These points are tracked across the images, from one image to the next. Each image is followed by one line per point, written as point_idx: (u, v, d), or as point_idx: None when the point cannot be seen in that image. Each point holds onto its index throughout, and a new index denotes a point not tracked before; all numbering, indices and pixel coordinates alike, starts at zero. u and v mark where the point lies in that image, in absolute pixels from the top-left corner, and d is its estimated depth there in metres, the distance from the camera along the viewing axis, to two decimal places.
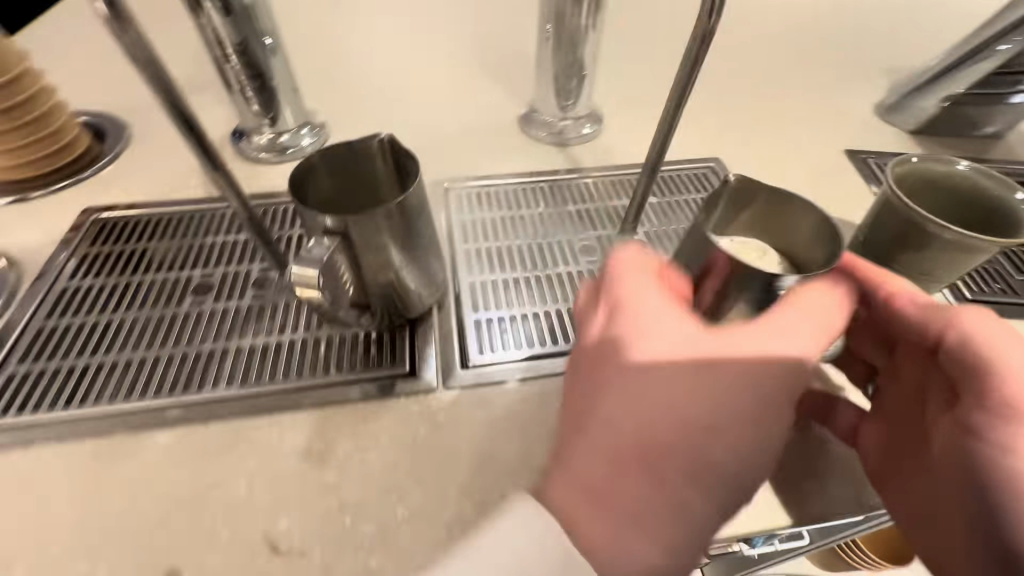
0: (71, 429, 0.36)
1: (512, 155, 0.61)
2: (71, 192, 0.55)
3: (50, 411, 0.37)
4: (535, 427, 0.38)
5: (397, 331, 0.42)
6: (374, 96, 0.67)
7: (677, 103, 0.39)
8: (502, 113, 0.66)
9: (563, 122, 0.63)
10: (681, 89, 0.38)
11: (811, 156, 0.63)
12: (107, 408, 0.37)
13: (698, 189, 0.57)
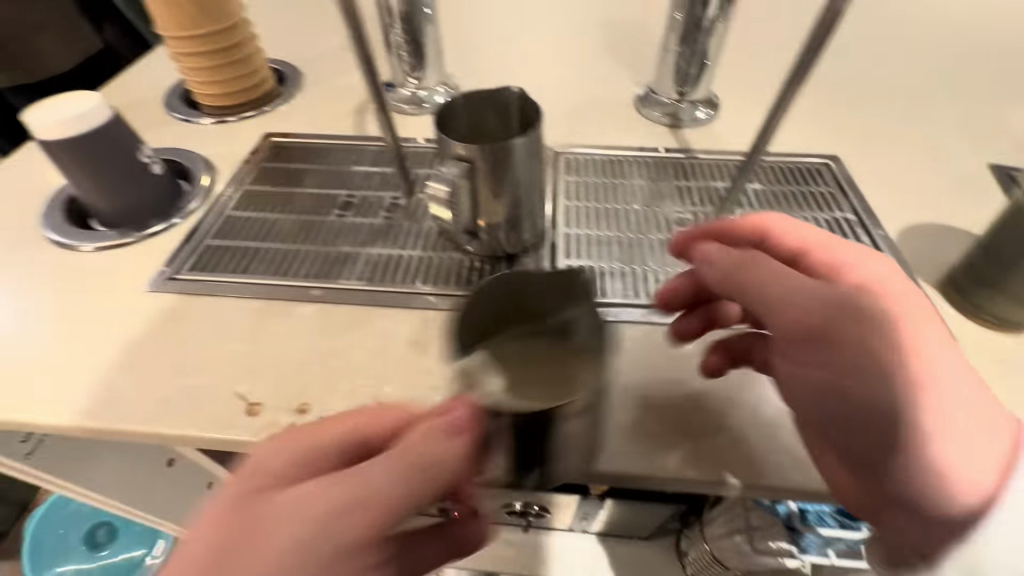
0: (242, 290, 0.47)
1: (622, 130, 0.64)
2: (255, 119, 0.68)
3: (229, 275, 0.48)
4: None
5: (497, 262, 0.48)
6: (503, 66, 0.74)
7: (794, 77, 0.40)
8: (618, 92, 0.70)
9: (678, 104, 0.65)
10: (801, 63, 0.39)
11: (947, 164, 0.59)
12: (270, 280, 0.48)
13: (807, 182, 0.56)
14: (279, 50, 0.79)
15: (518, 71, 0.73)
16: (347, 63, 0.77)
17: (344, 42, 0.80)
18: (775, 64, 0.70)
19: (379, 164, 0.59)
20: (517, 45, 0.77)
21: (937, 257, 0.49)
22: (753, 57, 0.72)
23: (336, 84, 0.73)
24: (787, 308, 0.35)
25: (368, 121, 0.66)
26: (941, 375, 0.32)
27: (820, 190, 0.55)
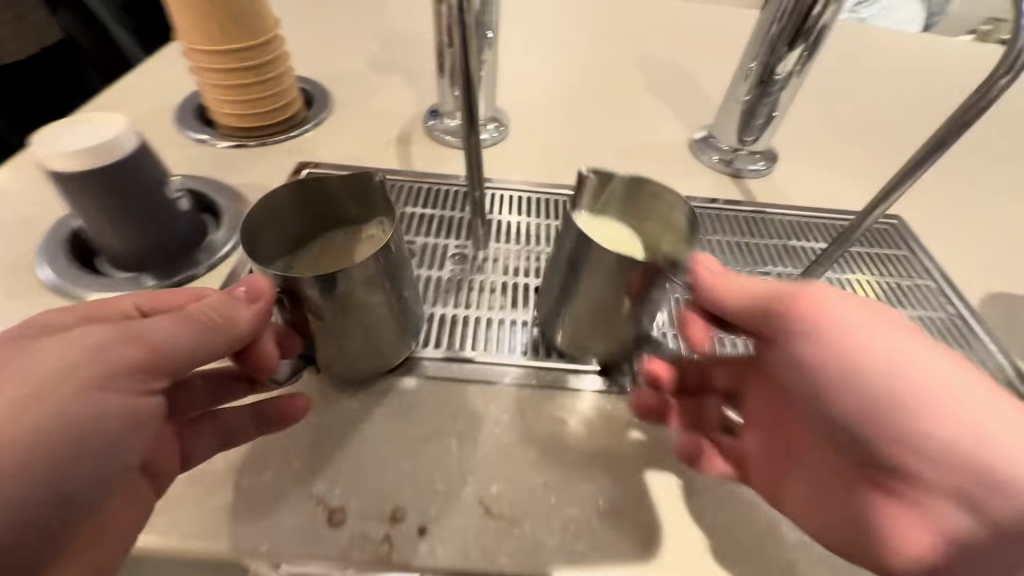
0: None
1: (684, 177, 0.62)
2: (286, 145, 0.61)
3: None
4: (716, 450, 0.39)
5: None
6: (553, 101, 0.70)
7: (932, 152, 0.38)
8: (675, 135, 0.68)
9: (737, 153, 0.64)
10: (942, 142, 0.38)
11: (1002, 229, 0.59)
12: None
13: (882, 244, 0.55)
14: (303, 66, 0.72)
15: (567, 107, 0.69)
16: (383, 85, 0.71)
17: (378, 61, 0.74)
18: (824, 116, 0.70)
19: (437, 204, 0.53)
20: (565, 78, 0.74)
21: (1017, 332, 0.49)
22: (804, 107, 0.71)
23: (373, 108, 0.67)
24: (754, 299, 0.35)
25: (415, 154, 0.61)
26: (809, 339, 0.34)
27: (897, 253, 0.54)
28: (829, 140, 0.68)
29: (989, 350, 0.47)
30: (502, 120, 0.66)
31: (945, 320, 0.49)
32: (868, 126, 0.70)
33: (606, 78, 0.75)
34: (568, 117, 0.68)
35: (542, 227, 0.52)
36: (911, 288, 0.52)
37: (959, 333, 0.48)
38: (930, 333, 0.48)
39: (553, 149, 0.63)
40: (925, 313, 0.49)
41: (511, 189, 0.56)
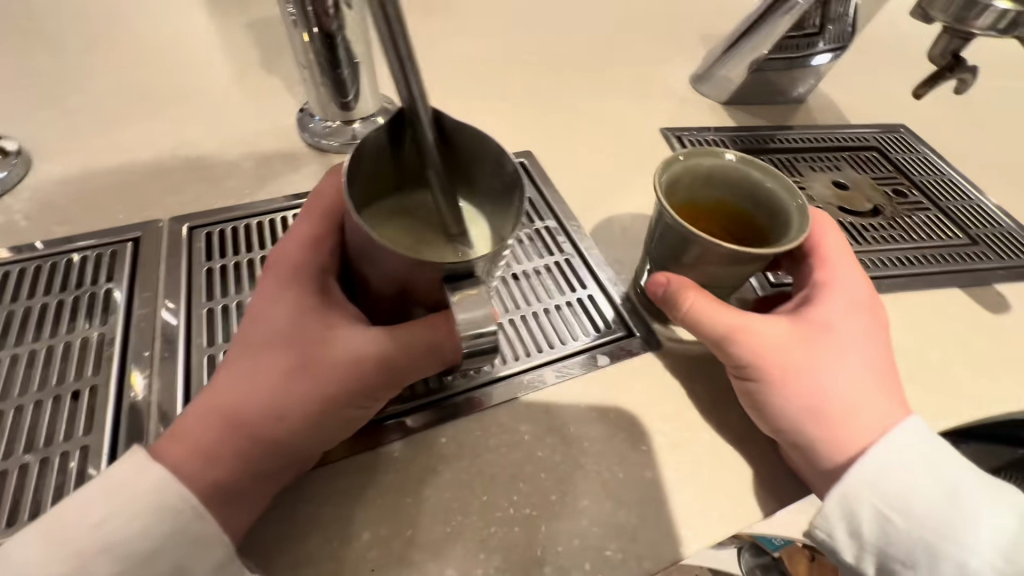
0: None
1: (284, 174, 0.50)
2: None
3: None
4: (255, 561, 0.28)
5: (97, 447, 0.33)
6: (103, 115, 0.53)
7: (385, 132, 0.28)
8: (274, 120, 0.55)
9: (352, 127, 0.54)
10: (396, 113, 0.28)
11: (624, 137, 0.58)
12: None
13: (530, 186, 0.50)
14: None
15: (124, 119, 0.53)
16: None
17: None
18: (449, 56, 0.63)
19: None
20: (124, 80, 0.57)
21: (635, 248, 0.47)
22: (428, 50, 0.63)
23: None
24: (188, 425, 0.26)
25: None
26: (284, 273, 0.28)
27: (555, 194, 0.49)
28: (454, 82, 0.60)
29: (603, 284, 0.42)
30: (9, 153, 0.48)
31: (560, 264, 0.43)
32: (493, 58, 0.64)
33: (188, 66, 0.60)
34: (122, 131, 0.52)
35: (49, 305, 0.39)
36: (558, 226, 0.47)
37: (572, 274, 0.43)
38: (544, 284, 0.41)
39: (94, 184, 0.47)
40: (537, 263, 0.43)
41: (68, 253, 0.42)
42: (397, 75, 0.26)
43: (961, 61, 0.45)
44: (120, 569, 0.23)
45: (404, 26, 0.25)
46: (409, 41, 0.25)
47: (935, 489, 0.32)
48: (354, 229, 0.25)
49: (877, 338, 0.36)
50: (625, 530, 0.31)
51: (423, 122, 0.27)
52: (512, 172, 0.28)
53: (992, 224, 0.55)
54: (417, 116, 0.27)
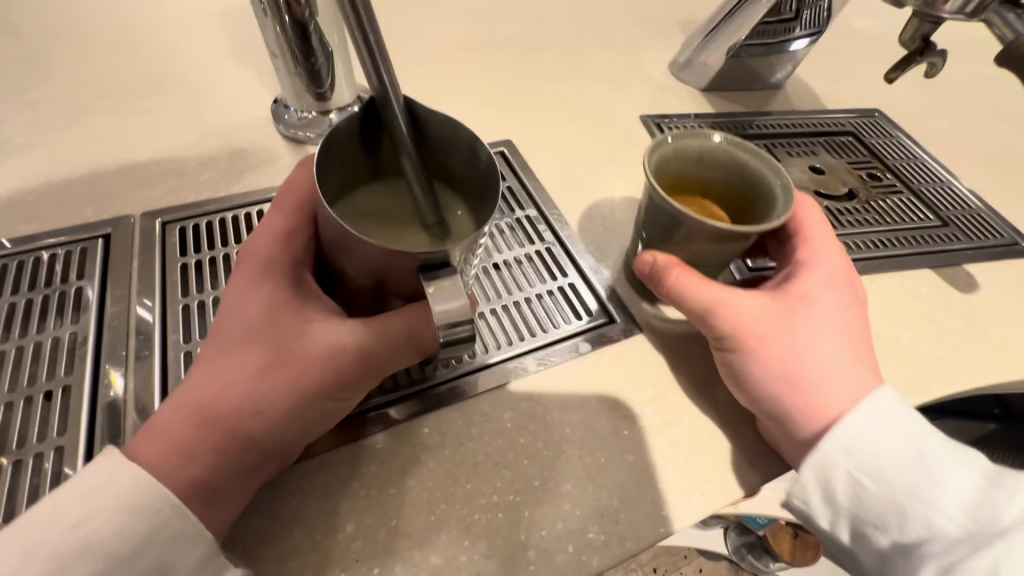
0: None
1: (259, 166, 0.49)
2: None
3: None
4: (238, 556, 0.28)
5: (72, 447, 0.32)
6: (67, 109, 0.51)
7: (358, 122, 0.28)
8: (248, 111, 0.54)
9: (328, 117, 0.53)
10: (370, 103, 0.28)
11: (604, 124, 0.58)
12: None
13: (510, 174, 0.50)
14: None
15: (91, 112, 0.51)
16: None
17: None
18: (427, 44, 0.62)
19: None
20: (89, 72, 0.55)
21: (616, 235, 0.47)
22: (405, 38, 0.63)
23: None
24: (163, 422, 0.25)
25: None
26: (259, 267, 0.28)
27: (535, 183, 0.49)
28: (432, 71, 0.60)
29: (583, 271, 0.43)
30: None
31: (541, 252, 0.43)
32: (472, 46, 0.63)
33: (155, 57, 0.58)
34: (89, 125, 0.50)
35: (17, 304, 0.38)
36: (537, 215, 0.47)
37: (554, 262, 0.43)
38: (525, 273, 0.41)
39: (60, 180, 0.46)
40: (518, 252, 0.43)
41: (32, 252, 0.41)
42: (367, 65, 0.25)
43: (931, 45, 0.46)
44: (102, 571, 0.23)
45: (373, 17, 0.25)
46: (380, 33, 0.25)
47: (906, 453, 0.33)
48: (327, 221, 0.25)
49: (853, 315, 0.37)
50: (607, 513, 0.32)
51: (396, 113, 0.27)
52: (489, 159, 0.28)
53: (962, 206, 0.56)
54: (390, 107, 0.27)
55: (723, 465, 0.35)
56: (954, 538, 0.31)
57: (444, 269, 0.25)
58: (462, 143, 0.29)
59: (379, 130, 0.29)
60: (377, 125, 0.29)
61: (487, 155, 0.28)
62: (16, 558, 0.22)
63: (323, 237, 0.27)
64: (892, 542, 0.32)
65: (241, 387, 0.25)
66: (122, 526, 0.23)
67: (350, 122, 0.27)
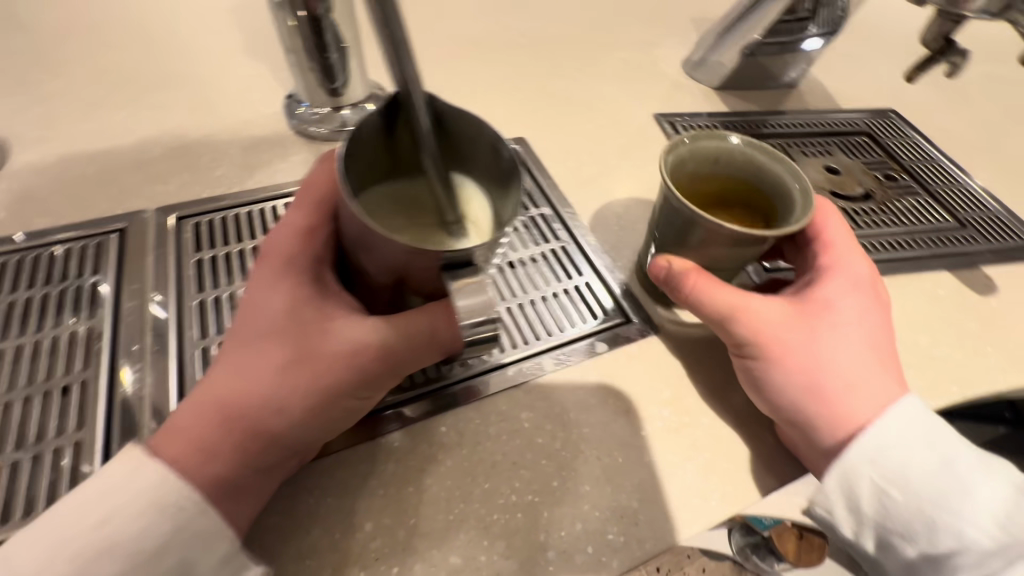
0: None
1: (271, 162, 0.49)
2: None
3: None
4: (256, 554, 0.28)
5: (89, 443, 0.32)
6: (80, 103, 0.51)
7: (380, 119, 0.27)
8: (259, 107, 0.54)
9: (340, 113, 0.53)
10: (391, 99, 0.27)
11: (617, 122, 0.58)
12: None
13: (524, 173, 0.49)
14: None
15: (103, 107, 0.51)
16: None
17: None
18: (439, 41, 0.62)
19: None
20: (101, 66, 0.55)
21: (629, 234, 0.47)
22: (416, 34, 0.62)
23: None
24: (185, 418, 0.25)
25: None
26: (278, 264, 0.28)
27: (549, 182, 0.49)
28: (444, 68, 0.59)
29: (599, 270, 0.42)
30: None
31: (556, 251, 0.43)
32: (484, 43, 0.63)
33: (167, 51, 0.58)
34: (101, 119, 0.50)
35: (34, 299, 0.38)
36: (552, 214, 0.46)
37: (569, 261, 0.43)
38: (540, 272, 0.41)
39: (73, 175, 0.46)
40: (533, 251, 0.42)
41: (46, 246, 0.41)
42: (390, 60, 0.25)
43: (952, 44, 0.45)
44: (127, 567, 0.23)
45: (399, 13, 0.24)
46: (404, 27, 0.25)
47: (933, 464, 0.32)
48: (350, 219, 0.25)
49: (877, 319, 0.37)
50: (626, 514, 0.31)
51: (419, 109, 0.26)
52: (512, 156, 0.28)
53: (979, 208, 0.55)
54: (413, 104, 0.26)
55: (741, 466, 0.35)
56: (984, 549, 0.31)
57: (467, 268, 0.25)
58: (484, 140, 0.29)
59: (399, 127, 0.28)
60: (398, 122, 0.28)
61: (510, 153, 0.28)
62: (44, 551, 0.22)
63: (345, 234, 0.27)
64: (919, 553, 0.32)
65: (263, 385, 0.25)
66: (146, 523, 0.23)
67: (370, 120, 0.27)
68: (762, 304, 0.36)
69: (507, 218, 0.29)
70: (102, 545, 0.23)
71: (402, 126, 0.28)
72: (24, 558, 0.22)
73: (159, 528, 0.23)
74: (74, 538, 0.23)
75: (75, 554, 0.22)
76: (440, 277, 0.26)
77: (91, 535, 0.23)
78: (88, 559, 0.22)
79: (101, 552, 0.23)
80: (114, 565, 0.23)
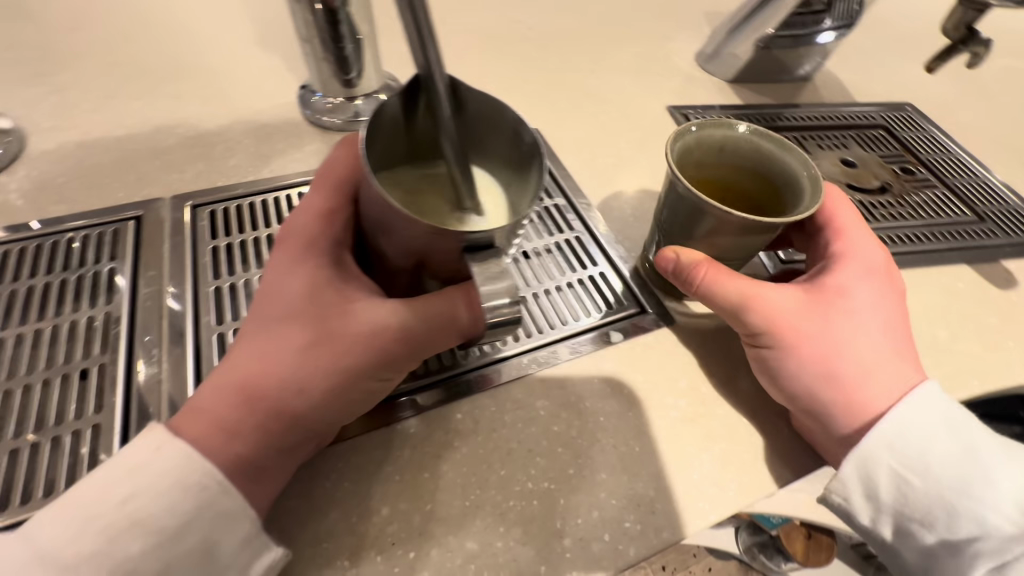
0: None
1: (285, 152, 0.49)
2: None
3: None
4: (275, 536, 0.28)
5: (108, 426, 0.32)
6: (96, 93, 0.52)
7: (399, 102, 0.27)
8: (273, 97, 0.54)
9: (354, 103, 0.53)
10: (413, 80, 0.27)
11: (631, 115, 0.58)
12: None
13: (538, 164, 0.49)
14: None
15: (119, 97, 0.52)
16: None
17: None
18: (451, 32, 0.62)
19: None
20: (117, 57, 0.55)
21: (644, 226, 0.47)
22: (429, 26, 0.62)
23: None
24: (206, 398, 0.25)
25: None
26: (297, 247, 0.28)
27: (563, 173, 0.49)
28: (456, 60, 0.59)
29: (613, 261, 0.42)
30: None
31: (570, 241, 0.43)
32: (496, 35, 0.63)
33: (181, 42, 0.58)
34: (116, 108, 0.51)
35: (51, 285, 0.38)
36: (566, 205, 0.46)
37: (583, 251, 0.42)
38: (555, 262, 0.41)
39: (89, 163, 0.46)
40: (547, 241, 0.42)
41: (64, 233, 0.41)
42: (412, 41, 0.25)
43: (974, 34, 0.44)
44: (149, 546, 0.23)
45: None
46: (428, 11, 0.25)
47: (953, 451, 0.32)
48: (371, 201, 0.25)
49: (896, 310, 0.36)
50: (643, 503, 0.31)
51: (439, 91, 0.26)
52: (532, 138, 0.27)
53: (997, 201, 0.55)
54: (433, 87, 0.26)
55: (758, 457, 0.34)
56: (1005, 535, 0.31)
57: (487, 251, 0.25)
58: (503, 124, 0.28)
59: (418, 110, 0.28)
60: (417, 105, 0.28)
61: (530, 136, 0.27)
62: (68, 529, 0.22)
63: (365, 219, 0.27)
64: (938, 540, 0.31)
65: (284, 365, 0.25)
66: (167, 503, 0.23)
67: (388, 102, 0.27)
68: (775, 293, 0.35)
69: (525, 203, 0.29)
70: (125, 523, 0.23)
71: (422, 109, 0.28)
72: (48, 535, 0.22)
73: (181, 507, 0.23)
74: (97, 517, 0.23)
75: (98, 531, 0.22)
76: (460, 260, 0.26)
77: (113, 514, 0.23)
78: (111, 537, 0.22)
79: (124, 531, 0.23)
80: (136, 544, 0.23)
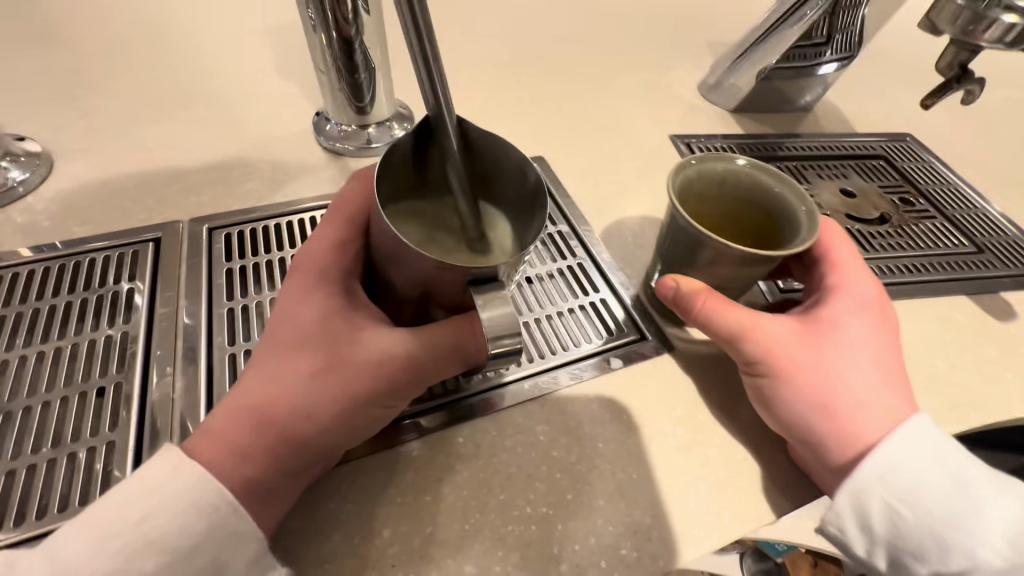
0: None
1: (299, 177, 0.51)
2: None
3: None
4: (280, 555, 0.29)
5: (121, 443, 0.33)
6: (121, 118, 0.54)
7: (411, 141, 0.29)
8: (288, 123, 0.56)
9: (366, 130, 0.55)
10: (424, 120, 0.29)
11: (634, 143, 0.59)
12: None
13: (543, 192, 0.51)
14: None
15: (142, 122, 0.54)
16: None
17: None
18: (461, 62, 0.64)
19: None
20: (141, 83, 0.58)
21: (645, 253, 0.48)
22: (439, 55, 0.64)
23: None
24: (219, 422, 0.26)
25: None
26: (308, 277, 0.29)
27: (567, 200, 0.50)
28: (466, 89, 0.61)
29: (614, 288, 0.43)
30: (26, 154, 0.49)
31: (573, 268, 0.44)
32: (504, 65, 0.65)
33: (203, 70, 0.60)
34: (139, 133, 0.53)
35: (72, 304, 0.40)
36: (569, 231, 0.47)
37: (585, 278, 0.43)
38: (557, 288, 0.42)
39: (112, 186, 0.48)
40: (550, 267, 0.43)
41: (86, 253, 0.43)
42: (423, 85, 0.26)
43: (968, 72, 0.46)
44: (162, 564, 0.24)
45: (433, 39, 0.26)
46: (437, 50, 0.26)
47: (945, 484, 0.32)
48: (382, 235, 0.26)
49: (888, 342, 0.37)
50: (640, 530, 0.32)
51: (448, 130, 0.28)
52: (535, 176, 0.29)
53: (997, 232, 0.55)
54: (443, 127, 0.28)
55: (754, 486, 0.35)
56: (994, 569, 0.30)
57: (489, 284, 0.26)
58: (508, 161, 0.30)
59: (430, 148, 0.30)
60: (428, 143, 0.30)
61: (533, 173, 0.29)
62: (85, 546, 0.23)
63: (375, 250, 0.28)
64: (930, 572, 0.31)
65: (294, 392, 0.26)
66: (180, 523, 0.24)
67: (400, 141, 0.29)
68: (770, 324, 0.36)
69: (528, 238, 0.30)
70: (139, 543, 0.24)
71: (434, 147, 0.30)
72: (67, 552, 0.23)
73: (193, 527, 0.24)
74: (113, 535, 0.24)
75: (114, 549, 0.23)
76: (464, 291, 0.27)
77: (129, 533, 0.24)
78: (125, 555, 0.23)
79: (138, 550, 0.24)
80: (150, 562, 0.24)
